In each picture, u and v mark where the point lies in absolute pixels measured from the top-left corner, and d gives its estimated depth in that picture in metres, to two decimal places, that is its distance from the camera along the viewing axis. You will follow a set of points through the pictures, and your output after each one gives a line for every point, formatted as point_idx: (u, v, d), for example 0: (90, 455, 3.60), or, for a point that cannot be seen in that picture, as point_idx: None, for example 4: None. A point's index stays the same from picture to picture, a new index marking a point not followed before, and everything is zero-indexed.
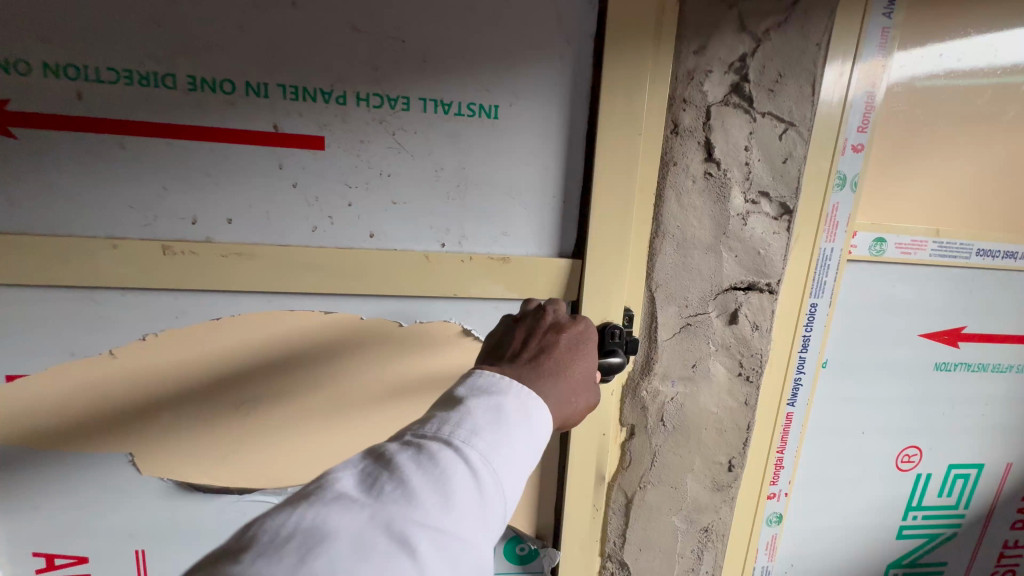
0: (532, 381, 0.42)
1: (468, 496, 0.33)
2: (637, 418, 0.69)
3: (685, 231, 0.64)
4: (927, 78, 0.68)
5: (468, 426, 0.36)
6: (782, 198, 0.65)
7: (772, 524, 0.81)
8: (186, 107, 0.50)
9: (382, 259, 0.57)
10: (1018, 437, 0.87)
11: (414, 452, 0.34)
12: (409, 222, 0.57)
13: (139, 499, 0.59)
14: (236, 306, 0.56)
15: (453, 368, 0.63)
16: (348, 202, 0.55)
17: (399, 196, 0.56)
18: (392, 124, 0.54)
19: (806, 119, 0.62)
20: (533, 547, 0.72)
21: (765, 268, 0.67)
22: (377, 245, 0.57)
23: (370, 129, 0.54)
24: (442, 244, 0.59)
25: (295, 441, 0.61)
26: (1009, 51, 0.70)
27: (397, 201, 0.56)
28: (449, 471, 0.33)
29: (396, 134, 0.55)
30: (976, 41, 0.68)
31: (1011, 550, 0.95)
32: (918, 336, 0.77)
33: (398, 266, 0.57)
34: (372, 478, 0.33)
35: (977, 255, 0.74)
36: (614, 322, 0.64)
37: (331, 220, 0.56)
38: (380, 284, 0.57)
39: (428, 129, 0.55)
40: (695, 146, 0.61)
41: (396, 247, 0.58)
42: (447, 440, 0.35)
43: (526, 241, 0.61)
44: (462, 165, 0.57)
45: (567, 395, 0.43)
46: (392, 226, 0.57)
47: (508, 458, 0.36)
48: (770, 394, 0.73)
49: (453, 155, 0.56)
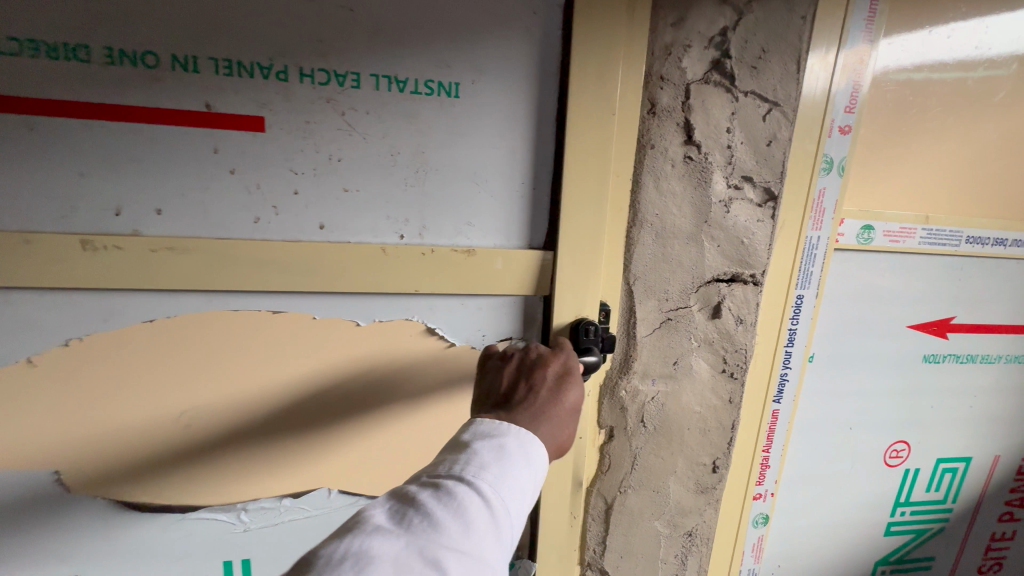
0: (530, 420, 0.40)
1: (486, 526, 0.33)
2: (616, 420, 0.65)
3: (664, 219, 0.59)
4: (914, 60, 0.64)
5: (483, 456, 0.36)
6: (766, 183, 0.61)
7: (758, 525, 0.78)
8: (101, 82, 0.44)
9: (334, 254, 0.51)
10: (1005, 428, 0.85)
11: (436, 484, 0.34)
12: (363, 212, 0.52)
13: (62, 527, 0.52)
14: (171, 308, 0.49)
15: (417, 371, 0.58)
16: (294, 189, 0.50)
17: (352, 182, 0.51)
18: (342, 103, 0.49)
19: (791, 98, 0.58)
20: (510, 560, 0.67)
21: (749, 259, 0.63)
22: (328, 237, 0.51)
23: (317, 108, 0.48)
24: (401, 236, 0.53)
25: (243, 454, 0.55)
26: (996, 40, 0.67)
27: (349, 188, 0.51)
28: (468, 500, 0.33)
29: (346, 114, 0.49)
30: (963, 26, 0.65)
31: (998, 542, 0.93)
32: (907, 327, 0.75)
33: (353, 260, 0.51)
34: (399, 510, 0.33)
35: (967, 243, 0.71)
36: (590, 318, 0.59)
37: (276, 211, 0.50)
38: (333, 281, 0.52)
39: (383, 108, 0.50)
40: (673, 128, 0.57)
41: (350, 239, 0.52)
42: (466, 470, 0.35)
43: (494, 231, 0.56)
44: (421, 148, 0.52)
45: (562, 426, 0.42)
46: (344, 216, 0.51)
47: (521, 486, 0.36)
48: (754, 390, 0.69)
49: (411, 137, 0.51)
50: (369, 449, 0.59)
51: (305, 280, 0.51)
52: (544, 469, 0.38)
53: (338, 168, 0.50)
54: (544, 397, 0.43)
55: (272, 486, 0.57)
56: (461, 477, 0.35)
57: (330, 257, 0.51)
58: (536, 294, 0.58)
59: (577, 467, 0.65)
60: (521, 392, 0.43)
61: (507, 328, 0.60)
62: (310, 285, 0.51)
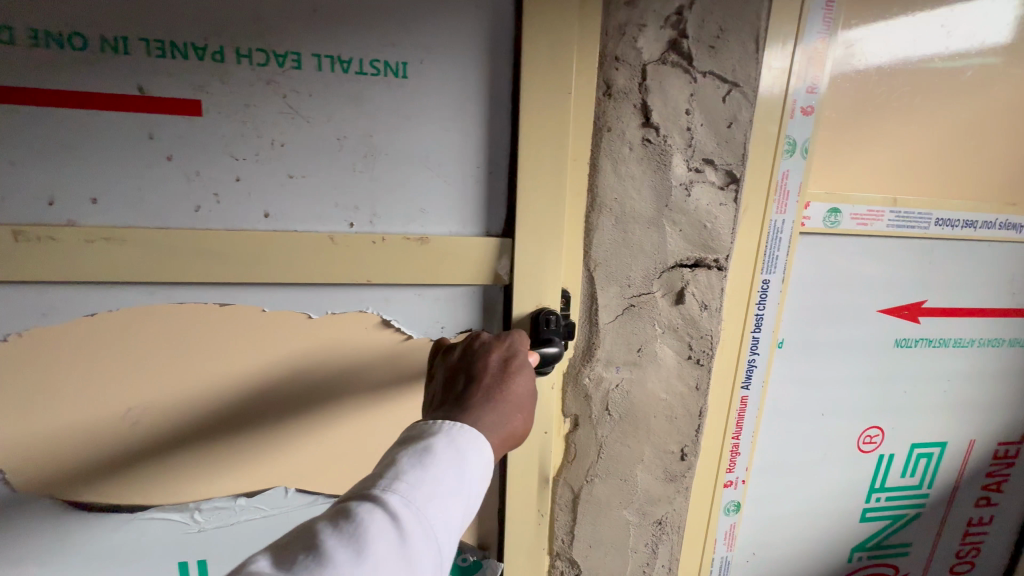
0: (470, 416, 0.39)
1: (388, 549, 0.30)
2: (581, 408, 0.64)
3: (623, 204, 0.58)
4: (873, 57, 0.63)
5: (390, 473, 0.34)
6: (728, 166, 0.60)
7: (730, 513, 0.78)
8: (28, 67, 0.42)
9: (279, 242, 0.50)
10: (980, 412, 0.85)
11: (334, 513, 0.32)
12: (310, 199, 0.51)
13: (10, 524, 0.51)
14: (113, 299, 0.48)
15: (373, 362, 0.57)
16: (236, 176, 0.48)
17: (296, 168, 0.50)
18: (282, 85, 0.47)
19: (751, 79, 0.57)
20: (474, 558, 0.66)
21: (712, 243, 0.62)
22: (274, 226, 0.50)
23: (256, 91, 0.47)
24: (351, 224, 0.52)
25: (195, 448, 0.54)
26: (957, 35, 0.66)
27: (294, 175, 0.50)
28: (365, 522, 0.31)
29: (287, 97, 0.48)
30: (923, 21, 0.64)
31: (975, 527, 0.93)
32: (878, 312, 0.74)
33: (300, 250, 0.50)
34: (291, 546, 0.30)
35: (936, 226, 0.71)
36: (552, 308, 0.58)
37: (217, 199, 0.48)
38: (281, 271, 0.50)
39: (325, 90, 0.48)
40: (630, 110, 0.56)
41: (296, 228, 0.51)
42: (370, 492, 0.33)
43: (448, 218, 0.55)
44: (368, 132, 0.50)
45: (507, 411, 0.40)
46: (290, 204, 0.50)
47: (435, 499, 0.33)
48: (722, 377, 0.68)
49: (358, 121, 0.50)
50: (326, 442, 0.58)
51: (252, 270, 0.50)
52: (470, 474, 0.35)
53: (283, 153, 0.49)
54: (495, 381, 0.42)
55: (228, 481, 0.56)
56: (370, 495, 0.33)
57: (278, 245, 0.50)
58: (495, 284, 0.57)
59: (543, 456, 0.64)
60: (470, 381, 0.42)
61: (466, 319, 0.58)
62: (257, 274, 0.50)
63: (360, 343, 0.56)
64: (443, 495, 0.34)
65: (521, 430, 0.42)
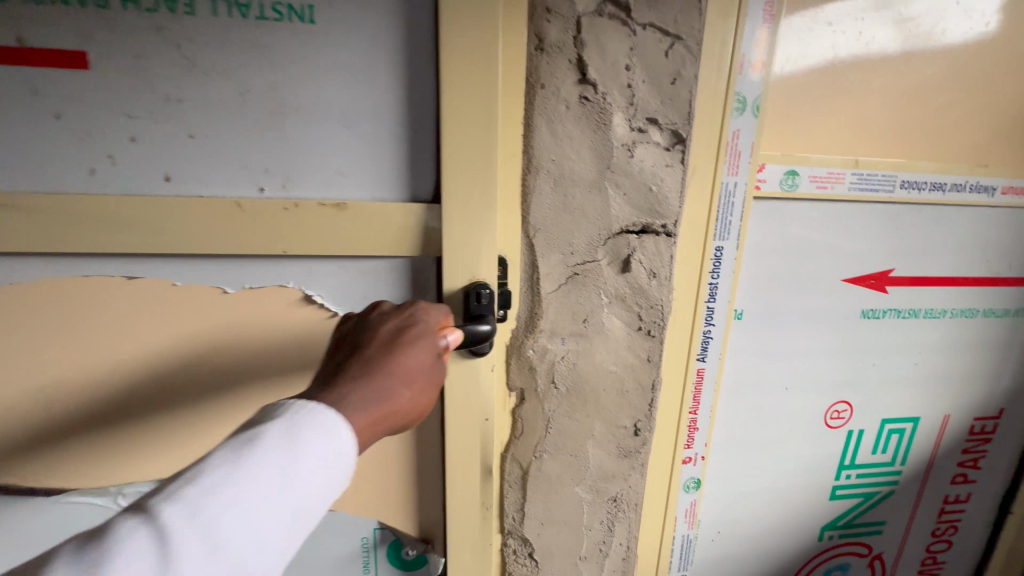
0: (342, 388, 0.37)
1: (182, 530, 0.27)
2: (525, 381, 0.62)
3: (562, 166, 0.56)
4: (811, 65, 0.62)
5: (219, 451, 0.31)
6: (673, 125, 0.57)
7: (690, 490, 0.75)
8: None
9: (179, 207, 0.47)
10: (955, 387, 0.82)
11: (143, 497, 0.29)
12: (215, 160, 0.48)
13: None
14: (14, 270, 0.47)
15: (301, 333, 0.55)
16: (131, 136, 0.46)
17: (196, 128, 0.47)
18: (175, 34, 0.45)
19: (695, 31, 0.54)
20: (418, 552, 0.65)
21: (660, 208, 0.59)
22: (176, 190, 0.48)
23: (146, 40, 0.45)
24: (260, 188, 0.50)
25: (114, 424, 0.52)
26: (899, 40, 0.64)
27: (194, 133, 0.47)
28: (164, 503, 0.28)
29: (182, 48, 0.46)
30: (862, 27, 0.63)
31: (952, 505, 0.90)
32: (842, 281, 0.71)
33: (205, 216, 0.48)
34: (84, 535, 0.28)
35: (902, 188, 0.68)
36: (489, 283, 0.55)
37: (112, 161, 0.46)
38: (187, 241, 0.48)
39: (224, 38, 0.46)
40: (565, 65, 0.53)
41: (199, 191, 0.49)
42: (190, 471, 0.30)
43: (367, 183, 0.52)
44: (273, 87, 0.48)
45: (389, 387, 0.37)
46: (193, 167, 0.48)
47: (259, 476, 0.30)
48: (676, 349, 0.66)
49: (263, 72, 0.47)
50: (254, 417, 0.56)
51: (159, 241, 0.47)
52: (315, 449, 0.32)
53: (188, 112, 0.47)
54: (388, 348, 0.40)
55: (152, 458, 0.54)
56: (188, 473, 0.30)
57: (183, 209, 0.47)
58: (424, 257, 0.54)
59: (486, 439, 0.61)
60: (361, 350, 0.40)
61: (394, 291, 0.56)
62: (165, 245, 0.48)
63: (291, 311, 0.54)
64: (269, 474, 0.30)
65: (409, 407, 0.38)
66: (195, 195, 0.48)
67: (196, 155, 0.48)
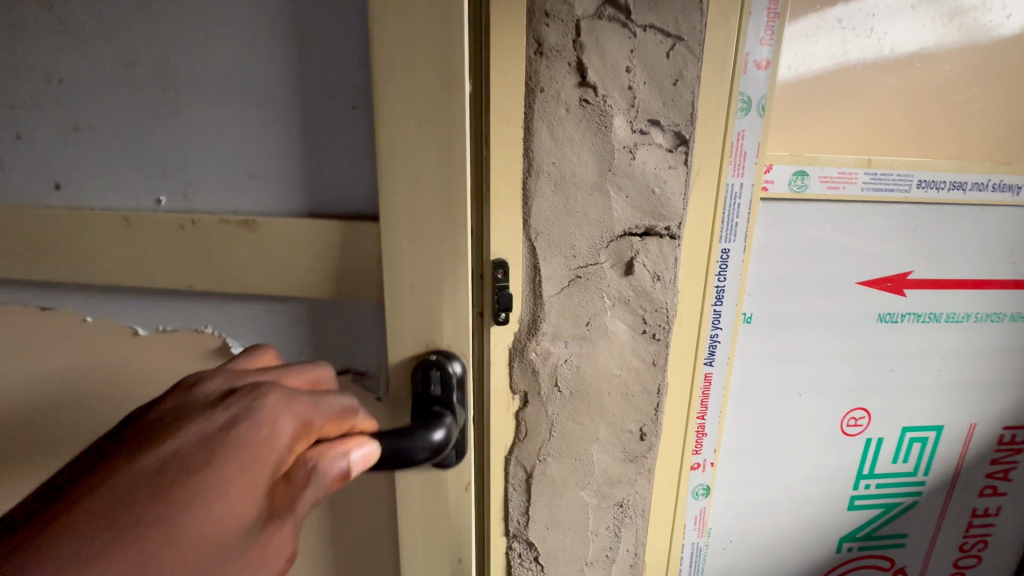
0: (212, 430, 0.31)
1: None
2: (528, 384, 0.62)
3: (563, 169, 0.56)
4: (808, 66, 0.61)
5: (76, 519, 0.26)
6: (676, 127, 0.56)
7: (699, 497, 0.74)
8: None
9: (77, 222, 0.49)
10: (981, 394, 0.79)
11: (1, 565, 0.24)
12: (105, 156, 0.50)
13: None
14: None
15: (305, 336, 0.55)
16: (17, 133, 0.51)
17: (81, 121, 0.50)
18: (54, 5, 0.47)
19: (696, 32, 0.54)
20: None
21: (663, 210, 0.58)
22: (63, 195, 0.51)
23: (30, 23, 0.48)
24: (158, 199, 0.50)
25: None
26: (902, 42, 0.63)
27: (78, 127, 0.50)
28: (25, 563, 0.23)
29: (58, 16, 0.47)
30: (861, 27, 0.61)
31: (980, 518, 0.86)
32: (857, 283, 0.69)
33: (99, 225, 0.49)
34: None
35: (919, 188, 0.65)
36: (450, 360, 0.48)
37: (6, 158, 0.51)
38: (72, 248, 0.50)
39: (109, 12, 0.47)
40: (565, 69, 0.53)
41: (93, 195, 0.51)
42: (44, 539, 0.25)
43: (280, 182, 0.50)
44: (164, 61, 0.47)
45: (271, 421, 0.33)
46: (90, 170, 0.51)
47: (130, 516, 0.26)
48: (683, 354, 0.65)
49: (154, 46, 0.47)
50: None
51: (74, 258, 0.50)
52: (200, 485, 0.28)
53: (98, 122, 0.50)
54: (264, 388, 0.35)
55: None
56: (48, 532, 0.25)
57: (90, 237, 0.49)
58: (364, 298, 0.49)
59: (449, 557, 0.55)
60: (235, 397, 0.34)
61: (325, 324, 0.53)
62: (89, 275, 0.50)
63: (211, 358, 0.56)
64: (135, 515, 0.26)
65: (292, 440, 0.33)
66: (98, 192, 0.51)
67: (102, 175, 0.51)
